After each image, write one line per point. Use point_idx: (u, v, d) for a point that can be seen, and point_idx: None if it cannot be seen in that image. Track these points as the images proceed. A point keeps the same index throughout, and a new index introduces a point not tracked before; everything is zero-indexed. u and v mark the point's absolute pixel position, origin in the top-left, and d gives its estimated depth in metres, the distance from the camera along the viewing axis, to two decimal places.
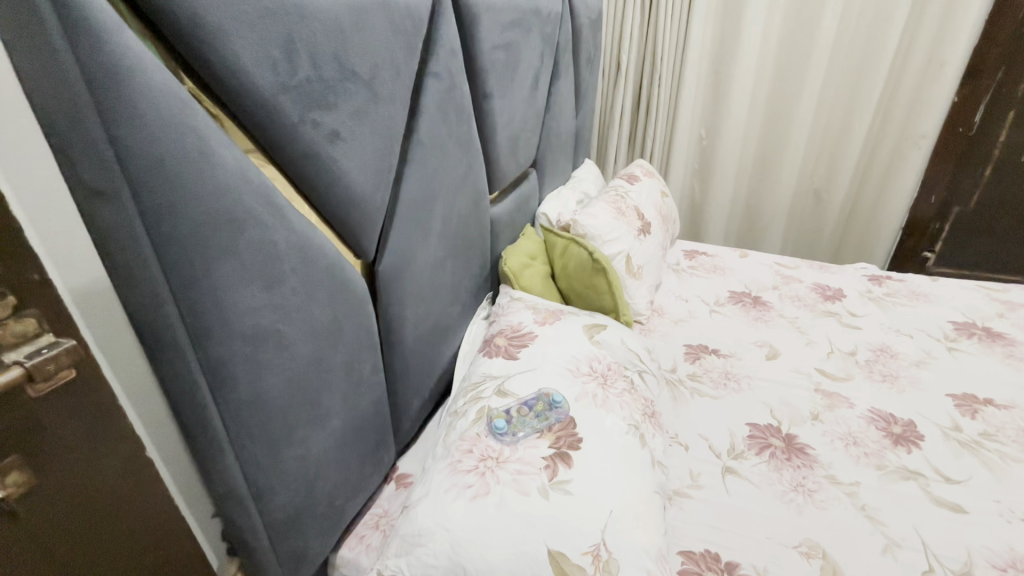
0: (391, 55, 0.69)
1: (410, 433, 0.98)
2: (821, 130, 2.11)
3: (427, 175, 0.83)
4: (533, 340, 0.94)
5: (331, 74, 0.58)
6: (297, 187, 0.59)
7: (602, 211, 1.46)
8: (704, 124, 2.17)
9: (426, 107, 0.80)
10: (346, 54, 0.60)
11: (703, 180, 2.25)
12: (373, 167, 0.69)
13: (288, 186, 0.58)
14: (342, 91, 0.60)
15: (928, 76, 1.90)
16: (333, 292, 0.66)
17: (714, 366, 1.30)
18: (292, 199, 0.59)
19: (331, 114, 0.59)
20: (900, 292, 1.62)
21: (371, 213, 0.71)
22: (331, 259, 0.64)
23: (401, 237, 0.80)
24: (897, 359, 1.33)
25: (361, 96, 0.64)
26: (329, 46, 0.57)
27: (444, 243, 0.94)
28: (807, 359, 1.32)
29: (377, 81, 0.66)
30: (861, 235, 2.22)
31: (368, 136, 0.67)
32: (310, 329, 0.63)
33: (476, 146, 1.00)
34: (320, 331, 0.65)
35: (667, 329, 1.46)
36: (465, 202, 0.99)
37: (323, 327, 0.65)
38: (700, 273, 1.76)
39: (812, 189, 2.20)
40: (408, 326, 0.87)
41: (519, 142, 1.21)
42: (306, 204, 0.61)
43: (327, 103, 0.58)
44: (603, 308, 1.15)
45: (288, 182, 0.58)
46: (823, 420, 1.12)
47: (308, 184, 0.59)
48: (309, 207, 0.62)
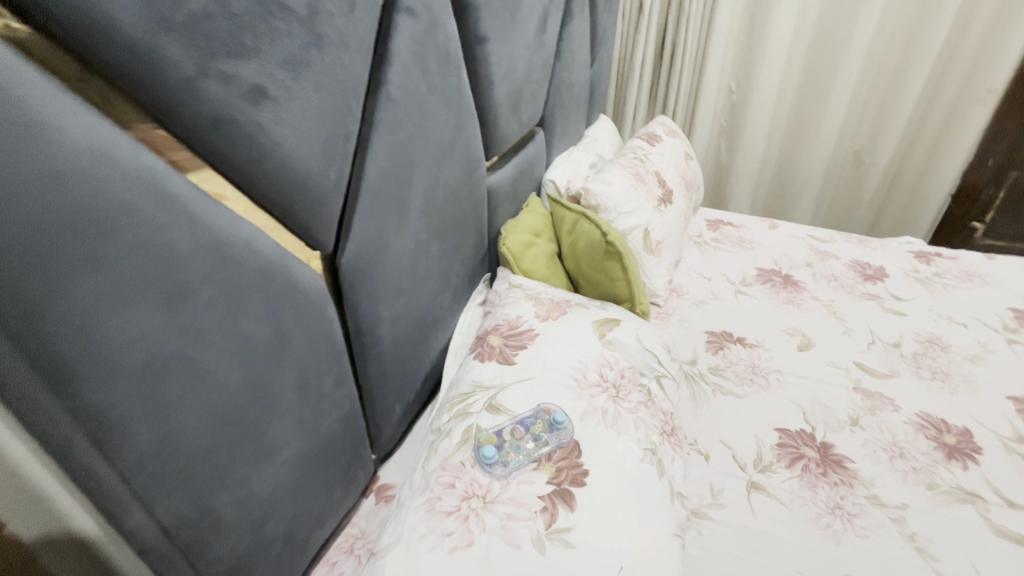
0: None
1: (392, 439, 0.87)
2: (869, 83, 1.85)
3: (402, 142, 0.67)
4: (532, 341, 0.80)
5: (245, 7, 0.42)
6: (205, 158, 0.43)
7: (618, 177, 1.28)
8: (735, 75, 1.93)
9: (398, 54, 0.63)
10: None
11: (731, 140, 2.04)
12: (322, 136, 0.53)
13: (192, 157, 0.43)
14: (261, 30, 0.44)
15: (1003, 18, 1.63)
16: (271, 298, 0.52)
17: (739, 358, 1.16)
18: (198, 172, 0.44)
19: (247, 62, 0.43)
20: (952, 272, 1.44)
21: (324, 195, 0.56)
22: (268, 255, 0.50)
23: (370, 222, 0.65)
24: (948, 352, 1.17)
25: (297, 39, 0.48)
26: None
27: (427, 223, 0.78)
28: (845, 351, 1.18)
29: (318, 18, 0.49)
30: (904, 203, 2.00)
31: (310, 95, 0.50)
32: (238, 344, 0.49)
33: (468, 102, 0.82)
34: (258, 346, 0.51)
35: (687, 312, 1.31)
36: (455, 173, 0.83)
37: (262, 341, 0.52)
38: (724, 247, 1.59)
39: (852, 150, 1.97)
40: (384, 326, 0.73)
41: (521, 99, 1.02)
42: (223, 180, 0.46)
43: (236, 47, 0.42)
44: (615, 297, 0.98)
45: (191, 152, 0.43)
46: (863, 426, 0.99)
47: (226, 160, 0.44)
48: (230, 183, 0.46)
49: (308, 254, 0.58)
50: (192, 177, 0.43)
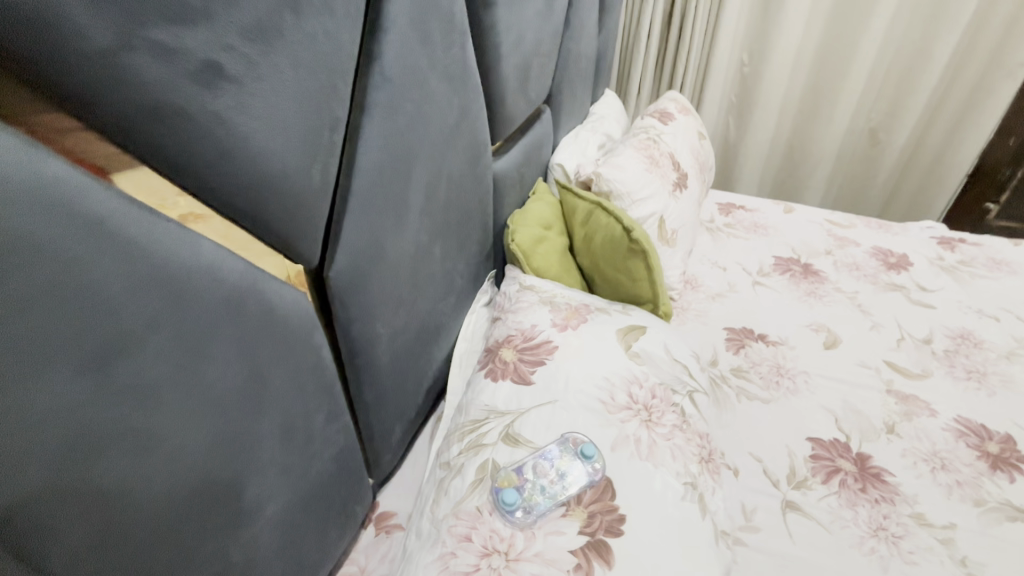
0: None
1: (391, 463, 0.78)
2: (890, 56, 1.74)
3: (400, 129, 0.55)
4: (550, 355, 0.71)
5: None
6: (139, 156, 0.33)
7: (631, 160, 1.17)
8: (747, 47, 1.80)
9: (394, 21, 0.51)
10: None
11: (741, 117, 1.92)
12: (300, 127, 0.42)
13: (119, 153, 0.32)
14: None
15: None
16: (240, 333, 0.41)
17: (762, 357, 1.08)
18: (124, 172, 0.33)
19: (196, 30, 0.33)
20: (977, 260, 1.37)
21: (306, 199, 0.45)
22: (234, 282, 0.40)
23: (364, 228, 0.54)
24: (982, 348, 1.10)
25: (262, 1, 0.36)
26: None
27: (429, 222, 0.68)
28: (873, 349, 1.10)
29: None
30: (919, 184, 1.92)
31: (284, 74, 0.39)
32: (200, 394, 0.39)
33: (474, 79, 0.71)
34: (230, 391, 0.42)
35: (703, 306, 1.23)
36: (459, 163, 0.72)
37: (234, 385, 0.42)
38: (739, 233, 1.50)
39: (868, 128, 1.87)
40: (382, 345, 0.63)
41: (530, 75, 0.91)
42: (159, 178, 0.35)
43: (180, 11, 0.32)
44: (635, 298, 0.89)
45: (118, 148, 0.32)
46: (900, 434, 0.92)
47: (168, 158, 0.34)
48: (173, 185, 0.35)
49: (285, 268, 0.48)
50: (119, 181, 0.32)
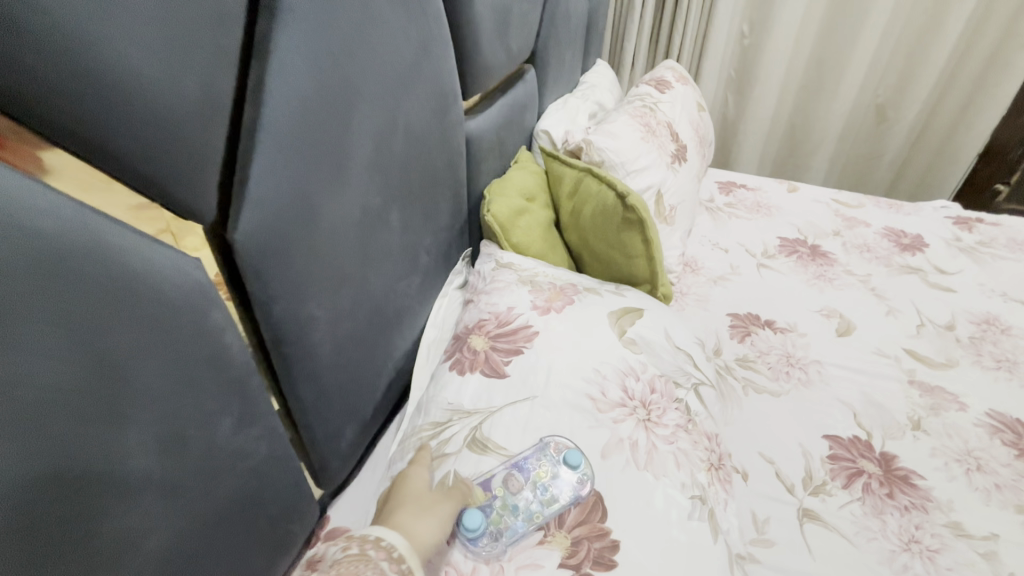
0: None
1: (345, 469, 0.66)
2: (901, 24, 1.63)
3: (330, 50, 0.43)
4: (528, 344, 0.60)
5: None
6: None
7: (625, 127, 1.06)
8: (749, 16, 1.69)
9: None
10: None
11: (741, 93, 1.81)
12: (154, 14, 0.31)
13: None
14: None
15: None
16: (60, 309, 0.29)
17: (770, 346, 0.97)
18: None
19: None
20: (997, 241, 1.27)
21: (177, 121, 0.33)
22: (41, 237, 0.28)
23: (285, 179, 0.42)
24: (1010, 335, 1.00)
25: None
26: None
27: (381, 180, 0.55)
28: (891, 336, 1.00)
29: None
30: (928, 163, 1.82)
31: None
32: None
33: (435, 8, 0.58)
34: (47, 393, 0.29)
35: (704, 290, 1.11)
36: (420, 110, 0.59)
37: (56, 381, 0.30)
38: (740, 213, 1.38)
39: (875, 104, 1.77)
40: (320, 330, 0.52)
41: (510, 20, 0.78)
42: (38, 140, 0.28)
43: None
44: (630, 277, 0.77)
45: None
46: (928, 431, 0.81)
47: None
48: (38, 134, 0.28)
49: (158, 215, 0.36)
50: None
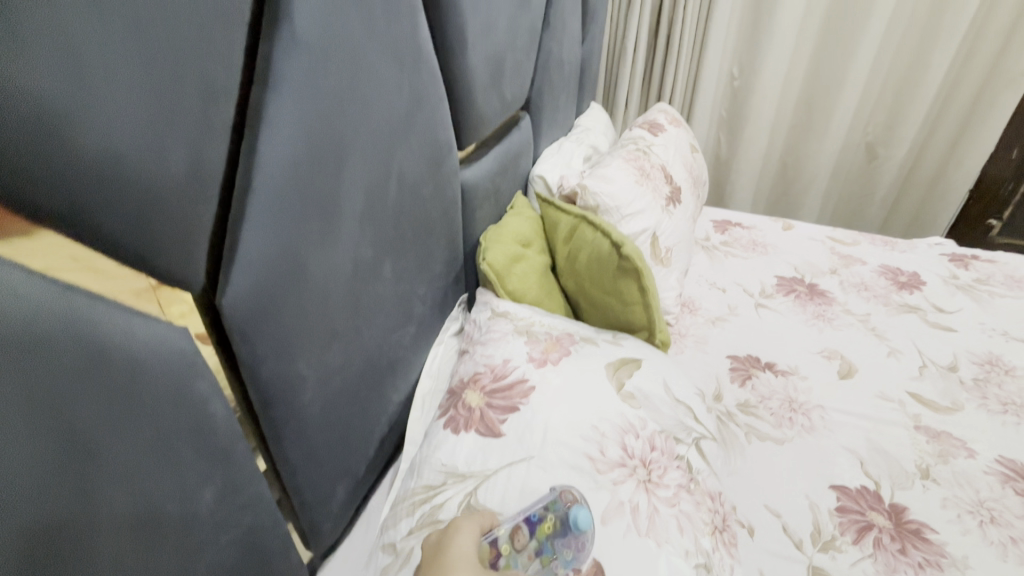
0: None
1: (335, 531, 0.63)
2: (885, 65, 1.69)
3: (328, 112, 0.43)
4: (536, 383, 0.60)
5: None
6: None
7: (620, 171, 1.07)
8: (737, 60, 1.74)
9: None
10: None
11: (732, 133, 1.85)
12: (141, 85, 0.30)
13: None
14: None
15: None
16: (28, 391, 0.28)
17: (771, 390, 0.95)
18: None
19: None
20: (995, 278, 1.27)
21: (162, 192, 0.32)
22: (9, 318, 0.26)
23: (275, 241, 0.42)
24: (1013, 376, 0.99)
25: None
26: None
27: (375, 236, 0.55)
28: (894, 378, 0.99)
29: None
30: (920, 200, 1.84)
31: (99, 12, 0.27)
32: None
33: (431, 66, 0.58)
34: (12, 482, 0.28)
35: (702, 332, 1.10)
36: (414, 165, 0.59)
37: (20, 468, 0.28)
38: (736, 252, 1.39)
39: (864, 142, 1.81)
40: (308, 389, 0.50)
41: (504, 72, 0.80)
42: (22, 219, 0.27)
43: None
44: (627, 325, 0.76)
45: None
46: (938, 480, 0.80)
47: None
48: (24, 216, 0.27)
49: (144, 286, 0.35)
50: None
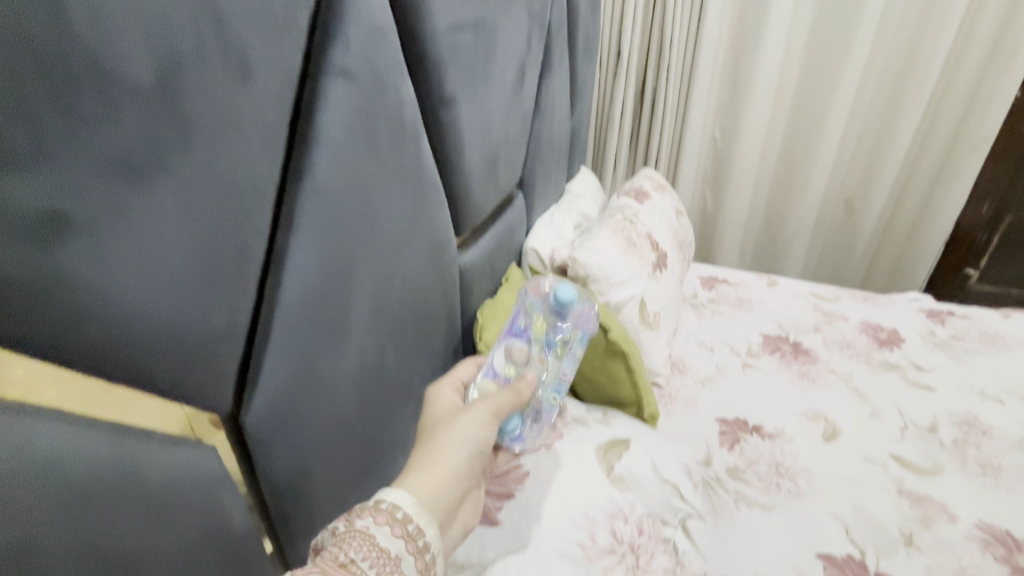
0: (240, 40, 0.34)
1: None
2: (858, 128, 1.79)
3: (343, 241, 0.48)
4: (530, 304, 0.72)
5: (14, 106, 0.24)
6: None
7: (608, 241, 1.13)
8: (719, 123, 1.85)
9: (329, 131, 0.44)
10: (59, 31, 0.25)
11: (717, 189, 1.94)
12: (191, 265, 0.34)
13: None
14: (49, 120, 0.26)
15: (994, 65, 1.59)
16: (88, 532, 0.31)
17: (759, 454, 0.99)
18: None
19: (18, 176, 0.25)
20: (970, 334, 1.33)
21: (205, 344, 0.37)
22: (81, 479, 0.31)
23: (294, 359, 0.46)
24: (991, 437, 1.04)
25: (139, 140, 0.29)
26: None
27: (380, 336, 0.59)
28: (877, 440, 1.03)
29: (177, 91, 0.31)
30: (899, 252, 1.92)
31: (169, 212, 0.32)
32: (63, 540, 0.30)
33: (433, 178, 0.64)
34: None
35: (692, 393, 1.14)
36: (418, 266, 0.64)
37: None
38: (723, 309, 1.45)
39: (842, 198, 1.90)
40: (317, 485, 0.54)
41: (498, 165, 0.86)
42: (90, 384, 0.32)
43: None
44: (617, 400, 0.82)
45: None
46: (921, 548, 0.83)
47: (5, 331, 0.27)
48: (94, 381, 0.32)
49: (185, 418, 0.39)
50: None
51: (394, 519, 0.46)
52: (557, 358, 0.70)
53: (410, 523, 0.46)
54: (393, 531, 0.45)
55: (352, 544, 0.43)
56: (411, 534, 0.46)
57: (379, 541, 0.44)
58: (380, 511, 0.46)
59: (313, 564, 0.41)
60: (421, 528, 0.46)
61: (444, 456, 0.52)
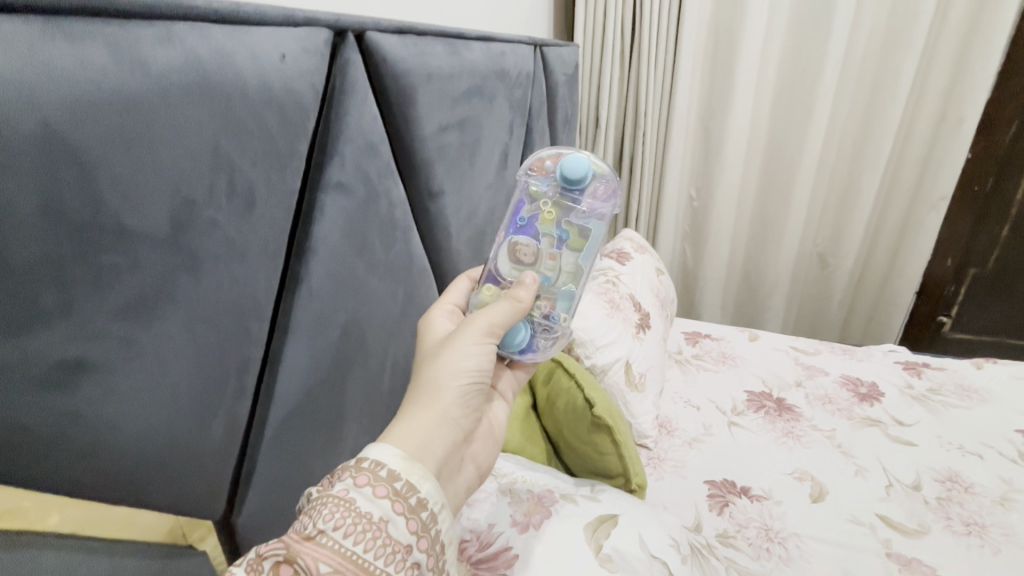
0: (246, 179, 0.38)
1: None
2: (824, 187, 1.89)
3: (336, 339, 0.50)
4: (536, 185, 0.64)
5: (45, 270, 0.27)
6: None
7: (592, 306, 1.17)
8: (694, 184, 1.94)
9: (323, 237, 0.47)
10: (93, 201, 0.29)
11: (696, 245, 2.01)
12: (191, 386, 0.36)
13: None
14: (77, 278, 0.29)
15: (942, 132, 1.70)
16: None
17: (748, 518, 0.99)
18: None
19: (44, 332, 0.28)
20: (947, 387, 1.36)
21: (200, 459, 0.39)
22: None
23: (283, 458, 0.47)
24: (973, 494, 1.05)
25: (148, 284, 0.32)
26: (23, 174, 0.26)
27: (372, 422, 0.60)
28: (863, 500, 1.04)
29: (187, 235, 0.34)
30: (873, 302, 1.98)
31: (174, 344, 0.34)
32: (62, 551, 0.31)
33: (422, 265, 0.67)
34: None
35: (680, 455, 1.15)
36: (409, 349, 0.66)
37: None
38: (707, 365, 1.47)
39: (816, 252, 1.98)
40: None
41: (485, 243, 0.89)
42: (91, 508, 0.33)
43: (25, 315, 0.27)
44: (605, 471, 0.83)
45: None
46: None
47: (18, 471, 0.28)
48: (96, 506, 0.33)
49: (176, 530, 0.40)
50: None
51: (379, 478, 0.41)
52: (572, 250, 0.62)
53: (398, 480, 0.42)
54: (375, 492, 0.40)
55: (323, 512, 0.38)
56: (400, 494, 0.41)
57: (360, 505, 0.39)
58: (361, 471, 0.41)
59: (283, 538, 0.38)
60: (413, 486, 0.42)
61: (433, 400, 0.49)
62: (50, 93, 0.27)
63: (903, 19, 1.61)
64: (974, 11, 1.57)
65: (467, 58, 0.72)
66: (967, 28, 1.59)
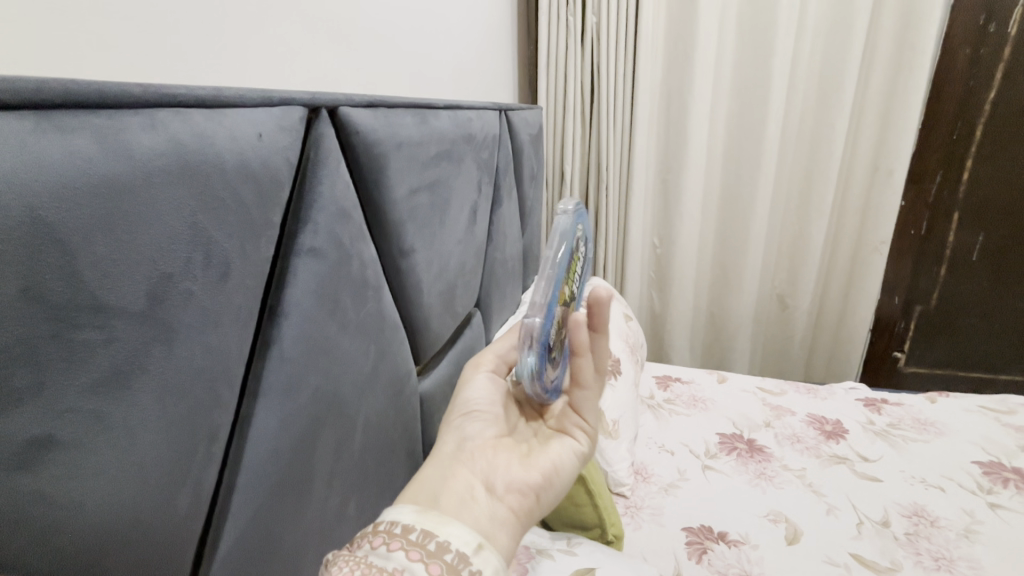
0: (222, 250, 0.39)
1: None
2: (778, 233, 2.01)
3: (306, 402, 0.51)
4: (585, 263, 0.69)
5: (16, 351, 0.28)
6: None
7: None
8: (656, 232, 2.04)
9: (296, 300, 0.48)
10: (71, 283, 0.30)
11: (662, 290, 2.08)
12: (162, 457, 0.36)
13: None
14: (47, 359, 0.29)
15: (877, 182, 1.84)
16: None
17: (727, 564, 0.99)
18: None
19: (13, 415, 0.28)
20: (905, 422, 1.42)
21: (167, 535, 0.38)
22: None
23: (251, 527, 0.46)
24: (939, 528, 1.08)
25: (123, 356, 0.33)
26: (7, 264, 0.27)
27: (344, 484, 0.59)
28: (836, 540, 1.05)
29: (162, 307, 0.35)
30: (833, 341, 2.07)
31: (147, 417, 0.35)
32: None
33: (393, 322, 0.68)
34: None
35: (658, 502, 1.15)
36: (381, 406, 0.66)
37: None
38: (679, 409, 1.49)
39: (775, 293, 2.07)
40: None
41: (456, 296, 0.91)
42: None
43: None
44: (581, 523, 0.82)
45: None
46: None
47: None
48: None
49: None
50: None
51: (393, 534, 0.45)
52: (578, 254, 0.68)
53: (413, 532, 0.45)
54: (390, 547, 0.44)
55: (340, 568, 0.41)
56: (416, 542, 0.45)
57: (375, 561, 0.42)
58: (377, 534, 0.45)
59: None
60: (428, 532, 0.46)
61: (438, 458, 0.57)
62: (37, 186, 0.28)
63: (831, 82, 1.79)
64: (891, 76, 1.75)
65: (435, 125, 0.77)
66: (888, 91, 1.77)
